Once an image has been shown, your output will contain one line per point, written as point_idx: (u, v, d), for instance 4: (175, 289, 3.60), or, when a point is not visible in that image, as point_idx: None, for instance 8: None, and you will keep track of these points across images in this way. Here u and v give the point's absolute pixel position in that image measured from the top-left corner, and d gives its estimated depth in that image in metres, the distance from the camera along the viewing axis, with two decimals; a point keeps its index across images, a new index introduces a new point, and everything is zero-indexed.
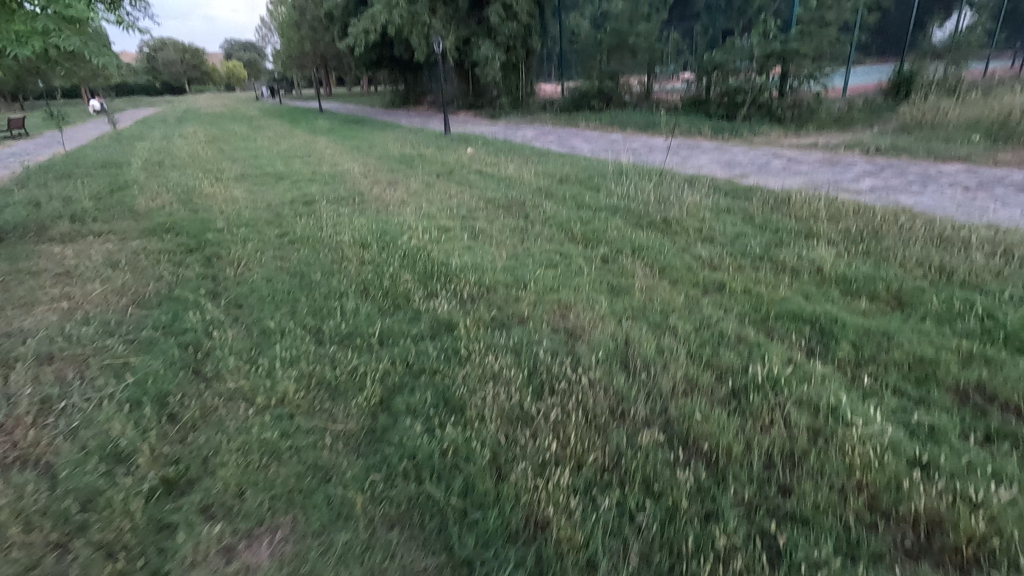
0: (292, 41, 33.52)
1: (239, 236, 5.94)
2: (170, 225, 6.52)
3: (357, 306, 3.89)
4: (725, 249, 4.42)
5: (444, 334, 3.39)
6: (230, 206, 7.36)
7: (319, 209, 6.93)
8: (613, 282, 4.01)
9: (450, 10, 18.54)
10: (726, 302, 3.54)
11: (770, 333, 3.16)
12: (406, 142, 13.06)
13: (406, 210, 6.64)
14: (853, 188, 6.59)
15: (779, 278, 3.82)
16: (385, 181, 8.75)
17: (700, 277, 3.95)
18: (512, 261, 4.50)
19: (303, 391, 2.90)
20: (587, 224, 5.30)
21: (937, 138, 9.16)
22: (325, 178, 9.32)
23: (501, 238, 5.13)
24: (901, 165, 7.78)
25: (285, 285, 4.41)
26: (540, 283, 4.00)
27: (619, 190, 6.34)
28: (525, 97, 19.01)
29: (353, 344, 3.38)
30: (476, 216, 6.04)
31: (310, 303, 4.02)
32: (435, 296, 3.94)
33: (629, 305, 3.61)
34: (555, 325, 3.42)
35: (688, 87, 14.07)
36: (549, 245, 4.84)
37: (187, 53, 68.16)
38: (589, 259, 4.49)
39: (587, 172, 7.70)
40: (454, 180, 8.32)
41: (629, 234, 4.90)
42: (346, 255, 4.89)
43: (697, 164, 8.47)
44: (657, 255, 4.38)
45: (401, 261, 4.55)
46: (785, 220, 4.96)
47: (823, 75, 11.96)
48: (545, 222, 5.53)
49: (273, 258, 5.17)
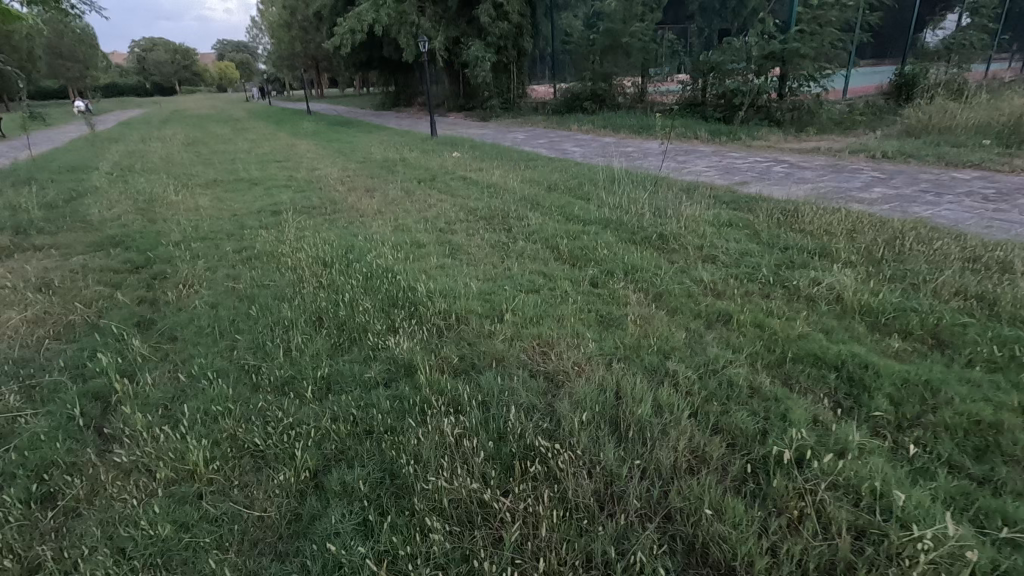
0: (280, 41, 32.83)
1: (192, 252, 5.37)
2: (120, 238, 5.94)
3: (306, 343, 3.35)
4: (730, 271, 3.91)
5: (402, 382, 2.86)
6: (191, 215, 6.79)
7: (286, 220, 6.38)
8: (603, 310, 3.49)
9: (440, 8, 18.11)
10: (733, 338, 3.03)
11: (789, 382, 2.64)
12: (390, 145, 12.53)
13: (379, 221, 6.09)
14: (864, 198, 6.10)
15: (793, 309, 3.31)
16: (363, 188, 8.20)
17: (702, 307, 3.43)
18: (489, 284, 3.98)
19: (220, 459, 2.36)
20: (576, 240, 4.77)
21: (946, 142, 8.70)
22: (300, 185, 8.76)
23: (479, 256, 4.60)
24: (911, 171, 7.31)
25: (229, 312, 3.86)
26: (518, 314, 3.48)
27: (610, 200, 5.82)
28: (517, 99, 18.42)
29: (295, 392, 2.85)
30: (454, 229, 5.51)
31: (253, 336, 3.48)
32: (397, 329, 3.41)
33: (619, 343, 3.08)
34: (534, 369, 2.90)
35: (683, 89, 13.56)
36: (532, 265, 4.32)
37: (178, 54, 67.60)
38: (576, 282, 3.97)
39: (578, 179, 7.17)
40: (436, 187, 7.80)
41: (622, 253, 4.39)
42: (304, 277, 4.34)
43: (694, 171, 7.98)
44: (653, 278, 3.87)
45: (363, 284, 4.02)
46: (795, 237, 4.46)
47: (824, 77, 11.48)
48: (529, 237, 5.00)
49: (224, 279, 4.61)
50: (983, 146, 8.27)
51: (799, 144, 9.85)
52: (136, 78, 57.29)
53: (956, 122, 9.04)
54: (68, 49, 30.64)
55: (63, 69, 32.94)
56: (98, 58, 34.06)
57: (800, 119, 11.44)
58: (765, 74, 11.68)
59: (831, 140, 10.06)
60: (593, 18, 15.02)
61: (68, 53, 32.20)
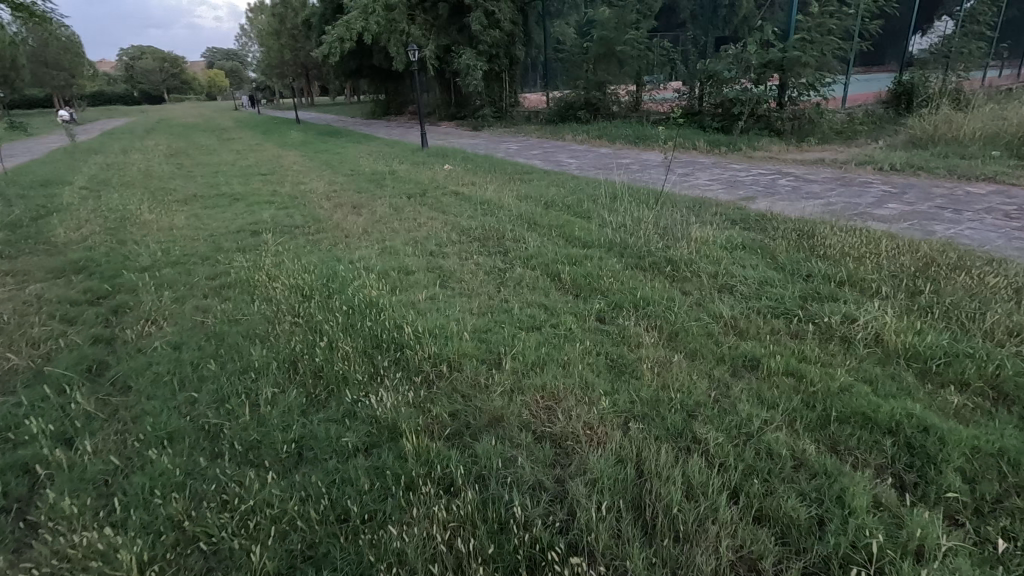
0: (269, 49, 32.36)
1: (160, 280, 4.93)
2: (84, 263, 5.49)
3: (276, 396, 2.94)
4: (751, 304, 3.54)
5: (385, 449, 2.45)
6: (165, 236, 6.36)
7: (266, 242, 5.96)
8: (614, 353, 3.11)
9: (430, 16, 17.78)
10: (765, 391, 2.65)
11: (838, 450, 2.26)
12: (379, 157, 12.13)
13: (365, 243, 5.68)
14: (880, 215, 5.76)
15: (829, 353, 2.94)
16: (350, 204, 7.79)
17: (725, 350, 3.05)
18: (485, 321, 3.59)
19: (161, 562, 1.94)
20: (578, 266, 4.39)
21: (955, 152, 8.42)
22: (284, 200, 8.35)
23: (473, 286, 4.21)
24: (922, 185, 7.00)
25: (193, 355, 3.45)
26: (518, 359, 3.09)
27: (612, 219, 5.47)
28: (509, 108, 18.12)
29: (260, 463, 2.45)
30: (446, 252, 5.14)
31: (217, 385, 3.06)
32: (380, 380, 3.00)
33: (635, 397, 2.69)
34: (540, 433, 2.51)
35: (680, 97, 13.47)
36: (532, 296, 3.94)
37: (167, 62, 67.06)
38: (581, 318, 3.58)
39: (576, 195, 6.79)
40: (426, 203, 7.42)
41: (630, 282, 4.01)
42: (280, 311, 3.93)
43: (696, 184, 7.64)
44: (666, 314, 3.49)
45: (344, 322, 3.62)
46: (815, 262, 4.11)
47: (823, 84, 11.15)
48: (527, 263, 4.61)
49: (192, 312, 4.19)
50: (992, 157, 8.01)
51: (802, 155, 9.55)
52: (124, 88, 56.61)
53: (962, 132, 8.78)
54: (53, 57, 30.31)
55: (49, 79, 32.24)
56: (84, 66, 33.52)
57: (800, 128, 11.18)
58: (764, 82, 11.39)
59: (833, 151, 9.79)
60: (586, 26, 14.73)
61: (53, 61, 31.66)
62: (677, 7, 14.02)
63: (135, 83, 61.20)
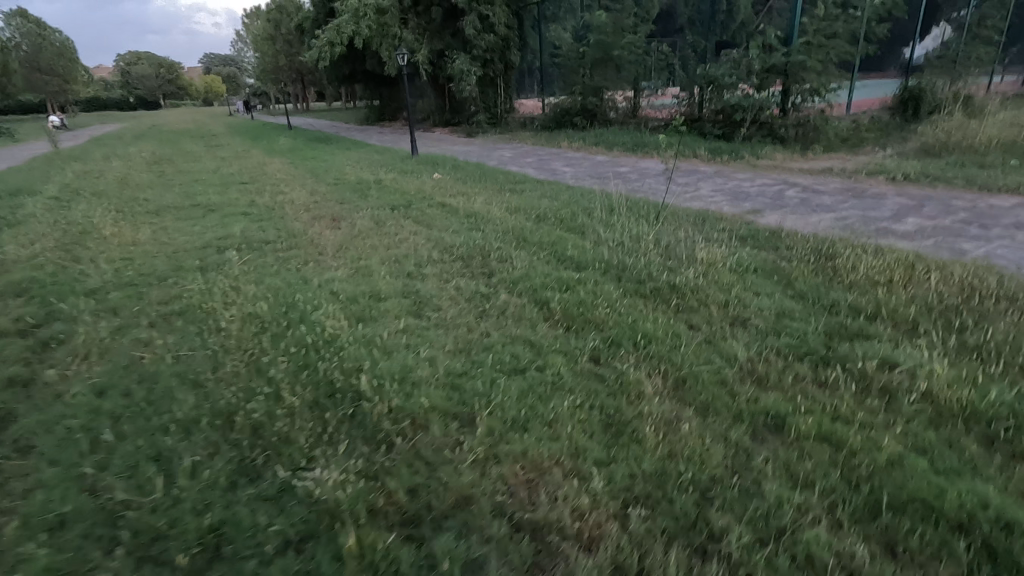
0: (264, 55, 31.98)
1: (104, 305, 4.41)
2: (25, 284, 4.96)
3: (203, 464, 2.43)
4: (768, 343, 3.05)
5: (323, 545, 1.96)
6: (123, 253, 5.85)
7: (231, 259, 5.43)
8: (609, 407, 2.62)
9: (423, 20, 17.40)
10: (795, 463, 2.16)
11: (895, 554, 1.78)
12: (367, 164, 11.65)
13: (338, 263, 5.17)
14: (899, 231, 5.29)
15: (867, 410, 2.45)
16: (330, 217, 7.29)
17: (741, 403, 2.56)
18: (460, 362, 3.09)
19: None
20: (571, 292, 3.89)
21: (971, 161, 7.96)
22: (261, 212, 7.83)
23: (449, 316, 3.71)
24: (941, 197, 6.52)
25: (115, 404, 2.93)
26: (495, 415, 2.59)
27: (609, 236, 4.98)
28: (504, 114, 17.71)
29: (165, 563, 1.95)
30: (426, 273, 4.63)
31: (134, 447, 2.56)
32: (329, 442, 2.50)
33: (636, 470, 2.20)
34: (517, 521, 2.02)
35: (680, 103, 12.82)
36: (516, 330, 3.43)
37: (163, 68, 66.70)
38: (572, 358, 3.08)
39: (570, 208, 6.30)
40: (410, 215, 6.94)
41: (629, 313, 3.51)
42: (226, 348, 3.42)
43: (699, 196, 7.17)
44: (670, 355, 3.00)
45: (298, 364, 3.11)
46: (838, 289, 3.62)
47: (829, 91, 10.73)
48: (513, 288, 4.11)
49: (130, 347, 3.66)
50: (1010, 166, 7.56)
51: (809, 164, 9.09)
52: (120, 93, 56.20)
53: (978, 140, 8.32)
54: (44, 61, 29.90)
55: (41, 85, 31.68)
56: (77, 71, 33.07)
57: (805, 135, 10.65)
58: (767, 88, 10.96)
59: (840, 159, 9.33)
60: (583, 31, 14.35)
61: (46, 67, 31.26)
62: (674, 13, 13.47)
63: (130, 89, 60.79)
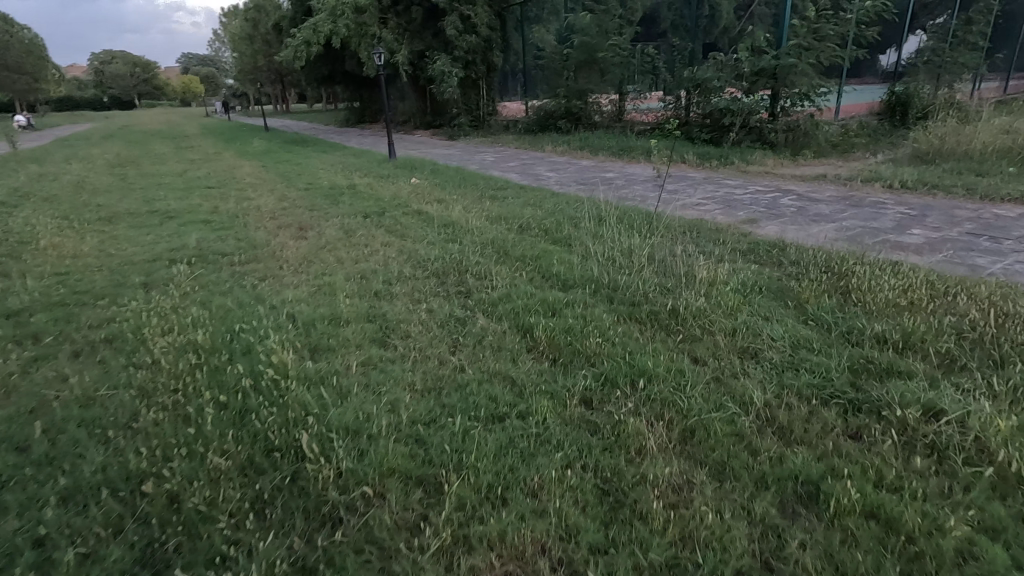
0: (242, 54, 31.17)
1: (25, 330, 3.86)
2: None
3: (95, 552, 1.93)
4: (787, 382, 2.62)
5: None
6: (61, 267, 5.25)
7: (180, 274, 4.88)
8: (606, 470, 2.17)
9: (403, 20, 16.90)
10: (841, 553, 1.73)
11: None
12: (343, 168, 11.11)
13: (300, 279, 4.67)
14: (906, 243, 4.94)
15: (916, 474, 2.03)
16: (297, 225, 6.76)
17: (764, 464, 2.12)
18: (427, 407, 2.62)
19: None
20: (557, 317, 3.44)
21: (968, 167, 7.70)
22: (224, 220, 7.27)
23: (417, 347, 3.23)
24: (943, 206, 6.21)
25: (5, 464, 2.40)
26: (467, 482, 2.12)
27: (599, 250, 4.56)
28: (487, 117, 17.29)
29: None
30: (396, 292, 4.15)
31: (12, 528, 2.04)
32: (262, 519, 2.01)
33: (642, 562, 1.76)
34: None
35: (665, 107, 12.41)
36: (494, 365, 2.97)
37: (138, 67, 65.11)
38: (559, 401, 2.62)
39: (554, 217, 5.87)
40: (383, 223, 6.45)
41: (623, 343, 3.06)
42: (153, 390, 2.90)
43: (690, 204, 6.78)
44: (673, 398, 2.56)
45: (234, 411, 2.62)
46: (857, 314, 3.22)
47: (818, 95, 10.48)
48: (491, 312, 3.64)
49: (42, 384, 3.12)
50: (1008, 173, 7.30)
51: (801, 170, 8.77)
52: (94, 93, 54.73)
53: (973, 146, 8.07)
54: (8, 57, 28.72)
55: (9, 83, 30.45)
56: (46, 69, 31.90)
57: (794, 141, 10.34)
58: (756, 92, 10.65)
59: (832, 166, 9.05)
60: (567, 33, 14.03)
61: (12, 64, 30.05)
62: (658, 16, 13.02)
63: (104, 88, 59.17)
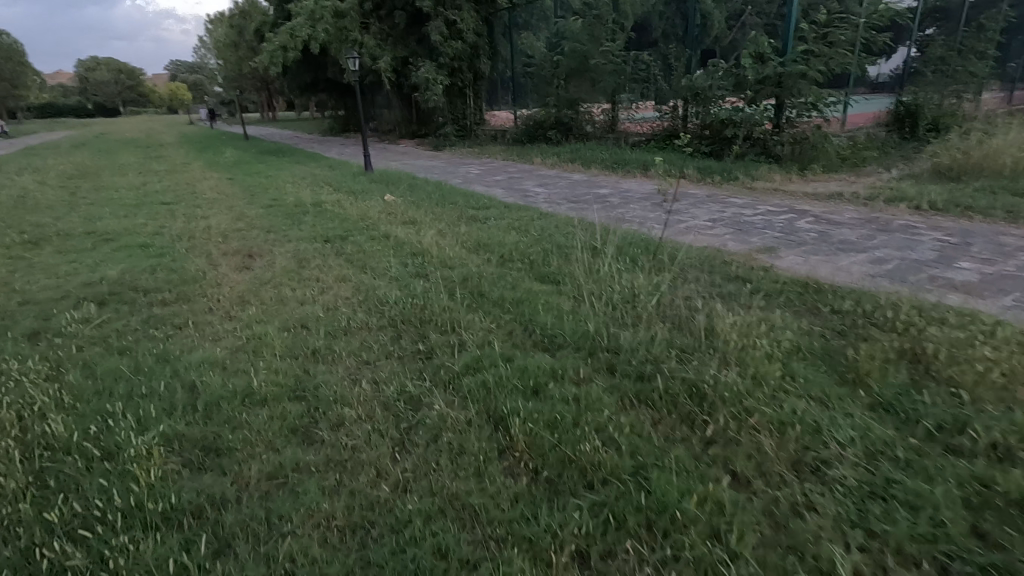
0: (226, 61, 30.30)
1: None
2: None
3: None
4: (879, 528, 1.77)
5: None
6: None
7: (82, 320, 3.97)
8: None
9: (386, 25, 16.15)
10: None
11: None
12: (315, 182, 10.24)
13: (227, 328, 3.77)
14: (959, 280, 4.16)
15: None
16: (247, 251, 5.87)
17: None
18: (342, 571, 1.74)
19: None
20: (542, 400, 2.56)
21: (998, 185, 6.97)
22: (164, 243, 6.35)
23: (351, 449, 2.34)
24: (985, 232, 5.44)
25: None
26: None
27: (595, 292, 3.72)
28: (474, 126, 16.52)
29: None
30: (340, 352, 3.26)
31: None
32: None
33: None
34: None
35: (661, 116, 11.60)
36: (450, 485, 2.09)
37: (123, 74, 64.14)
38: (544, 561, 1.74)
39: (541, 245, 5.04)
40: (344, 249, 5.61)
41: (634, 449, 2.19)
42: None
43: (696, 227, 5.97)
44: (716, 560, 1.68)
45: None
46: (948, 403, 2.36)
47: (825, 105, 9.70)
48: (456, 388, 2.76)
49: None
50: None
51: (813, 187, 8.01)
52: (77, 99, 53.53)
53: (1001, 162, 7.35)
54: None
55: None
56: (23, 77, 30.88)
57: (800, 154, 9.61)
58: (758, 101, 9.88)
59: (844, 183, 8.32)
60: (557, 38, 13.28)
61: None
62: (649, 24, 11.93)
63: (88, 95, 58.09)
